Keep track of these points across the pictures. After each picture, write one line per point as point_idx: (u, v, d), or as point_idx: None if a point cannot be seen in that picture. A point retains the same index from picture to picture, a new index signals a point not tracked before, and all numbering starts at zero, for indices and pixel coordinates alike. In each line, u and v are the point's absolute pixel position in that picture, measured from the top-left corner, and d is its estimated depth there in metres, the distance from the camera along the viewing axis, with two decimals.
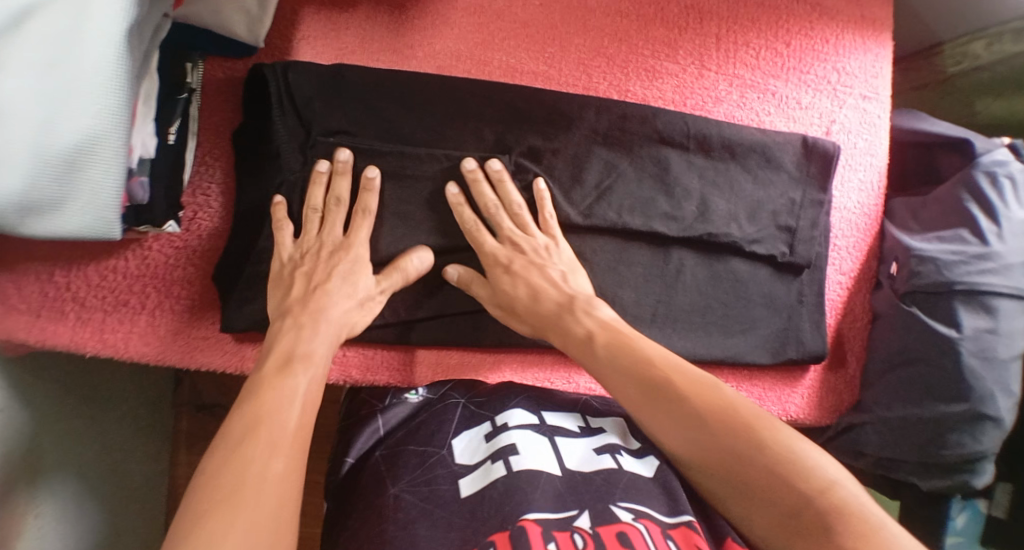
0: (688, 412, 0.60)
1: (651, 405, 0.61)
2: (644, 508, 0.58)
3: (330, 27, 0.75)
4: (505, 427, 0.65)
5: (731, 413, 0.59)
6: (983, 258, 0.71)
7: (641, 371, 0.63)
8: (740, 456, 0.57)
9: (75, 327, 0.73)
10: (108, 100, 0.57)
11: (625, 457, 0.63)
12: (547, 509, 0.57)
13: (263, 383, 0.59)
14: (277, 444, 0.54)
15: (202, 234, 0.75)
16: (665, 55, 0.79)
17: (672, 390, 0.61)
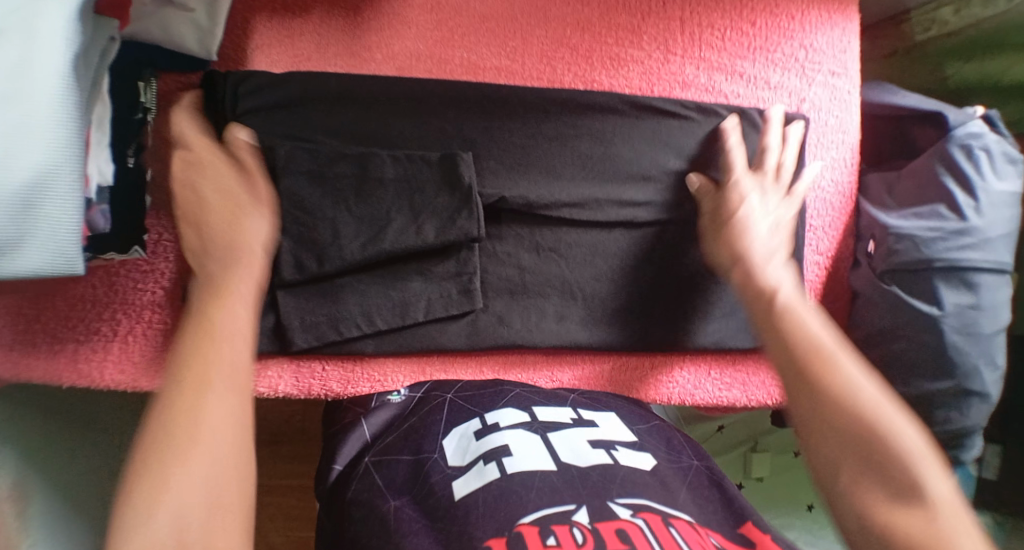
0: (830, 380, 0.54)
1: (800, 365, 0.56)
2: (643, 501, 0.56)
3: (283, 34, 0.73)
4: (496, 428, 0.64)
5: (876, 398, 0.53)
6: (962, 233, 0.70)
7: (801, 335, 0.58)
8: (865, 436, 0.51)
9: (48, 359, 0.72)
10: (60, 133, 0.55)
11: (619, 452, 0.62)
12: (542, 507, 0.54)
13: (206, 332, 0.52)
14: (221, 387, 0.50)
15: (171, 257, 0.73)
16: (629, 42, 0.78)
17: (813, 353, 0.56)
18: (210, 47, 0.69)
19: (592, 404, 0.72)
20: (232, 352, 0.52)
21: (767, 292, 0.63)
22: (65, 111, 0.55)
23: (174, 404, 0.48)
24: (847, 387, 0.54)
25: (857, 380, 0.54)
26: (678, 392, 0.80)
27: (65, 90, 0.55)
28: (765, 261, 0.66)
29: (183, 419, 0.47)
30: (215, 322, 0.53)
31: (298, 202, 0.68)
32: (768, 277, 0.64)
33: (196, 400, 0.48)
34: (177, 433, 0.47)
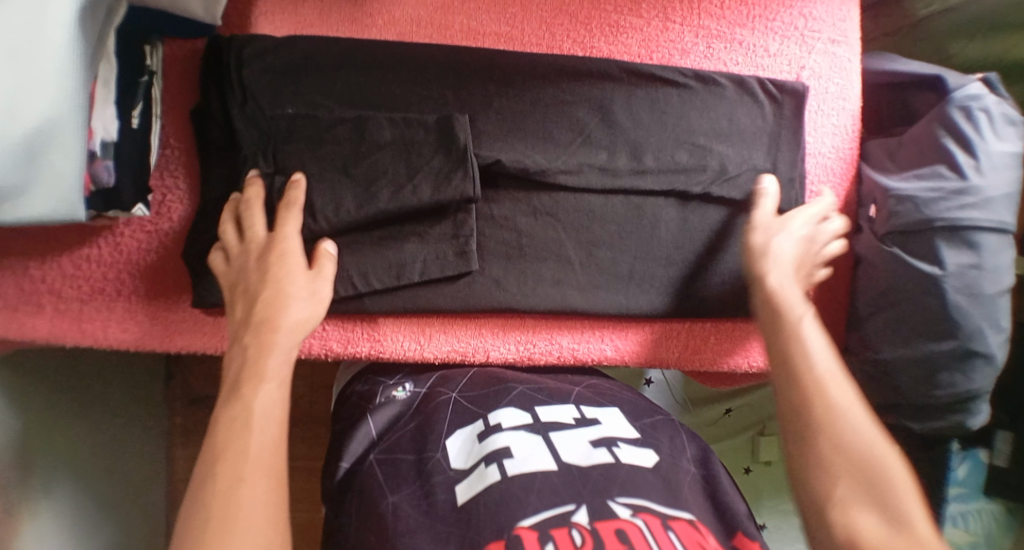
0: (836, 417, 0.58)
1: (802, 395, 0.60)
2: (641, 501, 0.56)
3: (287, 0, 0.74)
4: (499, 428, 0.64)
5: (890, 474, 0.55)
6: (962, 193, 0.70)
7: (804, 368, 0.61)
8: (873, 511, 0.53)
9: (53, 319, 0.73)
10: (66, 85, 0.56)
11: (621, 449, 0.62)
12: (542, 510, 0.54)
13: (235, 400, 0.53)
14: (256, 473, 0.50)
15: (176, 218, 0.74)
16: (628, 9, 0.78)
17: (813, 386, 0.60)
18: (217, 13, 0.70)
19: (597, 399, 0.72)
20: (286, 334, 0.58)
21: (803, 305, 0.66)
22: (72, 61, 0.56)
23: (243, 370, 0.55)
24: (861, 459, 0.56)
25: (861, 420, 0.58)
26: (678, 356, 0.81)
27: (72, 42, 0.56)
28: (772, 270, 0.69)
29: (251, 379, 0.55)
30: (286, 286, 0.62)
31: (299, 163, 0.70)
32: (775, 272, 0.69)
33: (251, 379, 0.55)
34: (218, 442, 0.51)
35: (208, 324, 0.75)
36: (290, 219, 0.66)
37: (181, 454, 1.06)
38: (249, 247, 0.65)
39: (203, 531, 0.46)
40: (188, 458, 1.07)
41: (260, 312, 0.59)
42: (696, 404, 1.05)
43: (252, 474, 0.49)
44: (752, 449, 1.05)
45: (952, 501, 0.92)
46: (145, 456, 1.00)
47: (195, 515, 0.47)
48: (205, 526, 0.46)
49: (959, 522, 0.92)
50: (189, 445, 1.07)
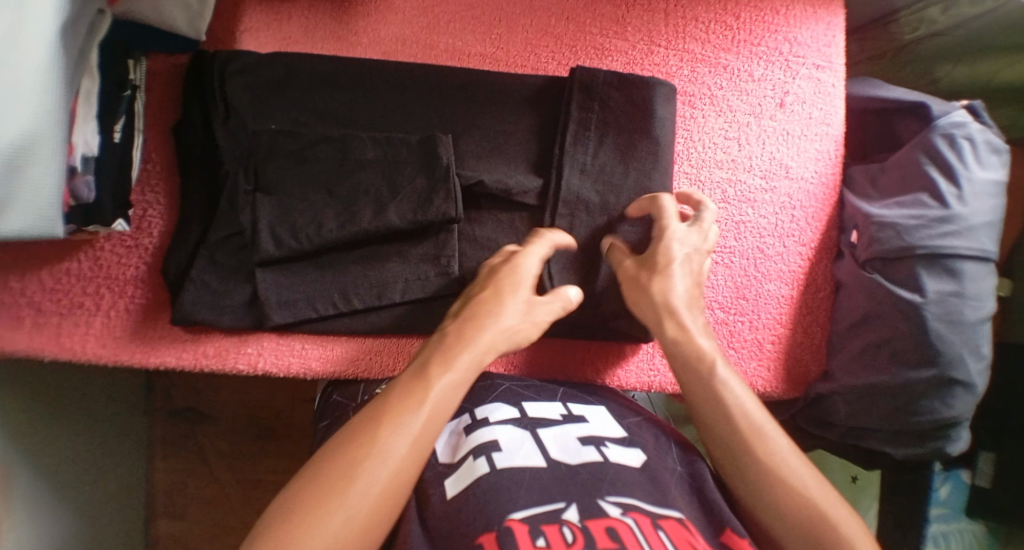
0: (754, 456, 0.59)
1: (723, 440, 0.61)
2: (630, 501, 0.55)
3: (272, 17, 0.75)
4: (486, 422, 0.64)
5: (812, 496, 0.57)
6: (944, 221, 0.70)
7: (720, 412, 0.61)
8: (803, 532, 0.56)
9: (31, 332, 0.72)
10: (46, 98, 0.56)
11: (610, 449, 0.61)
12: (533, 505, 0.54)
13: (387, 408, 0.55)
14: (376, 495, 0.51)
15: (155, 232, 0.74)
16: (613, 32, 0.78)
17: (725, 431, 0.61)
18: (200, 27, 0.71)
19: (583, 398, 0.71)
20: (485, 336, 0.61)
21: (682, 336, 0.65)
22: (51, 75, 0.56)
23: (419, 368, 0.58)
24: (783, 476, 0.58)
25: (784, 459, 0.58)
26: (659, 381, 0.80)
27: (54, 56, 0.56)
28: (670, 314, 0.67)
29: (419, 390, 0.56)
30: (498, 317, 0.63)
31: (279, 180, 0.70)
32: (688, 324, 0.66)
33: (416, 384, 0.56)
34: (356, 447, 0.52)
35: (186, 340, 0.74)
36: (529, 253, 0.67)
37: (161, 467, 1.05)
38: (495, 266, 0.68)
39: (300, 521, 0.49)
40: (168, 470, 1.05)
41: (466, 326, 0.61)
42: (680, 423, 1.05)
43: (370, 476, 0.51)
44: None
45: (933, 520, 0.90)
46: (124, 468, 1.00)
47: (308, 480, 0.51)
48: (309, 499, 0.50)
49: (941, 542, 0.90)
50: (170, 458, 1.05)
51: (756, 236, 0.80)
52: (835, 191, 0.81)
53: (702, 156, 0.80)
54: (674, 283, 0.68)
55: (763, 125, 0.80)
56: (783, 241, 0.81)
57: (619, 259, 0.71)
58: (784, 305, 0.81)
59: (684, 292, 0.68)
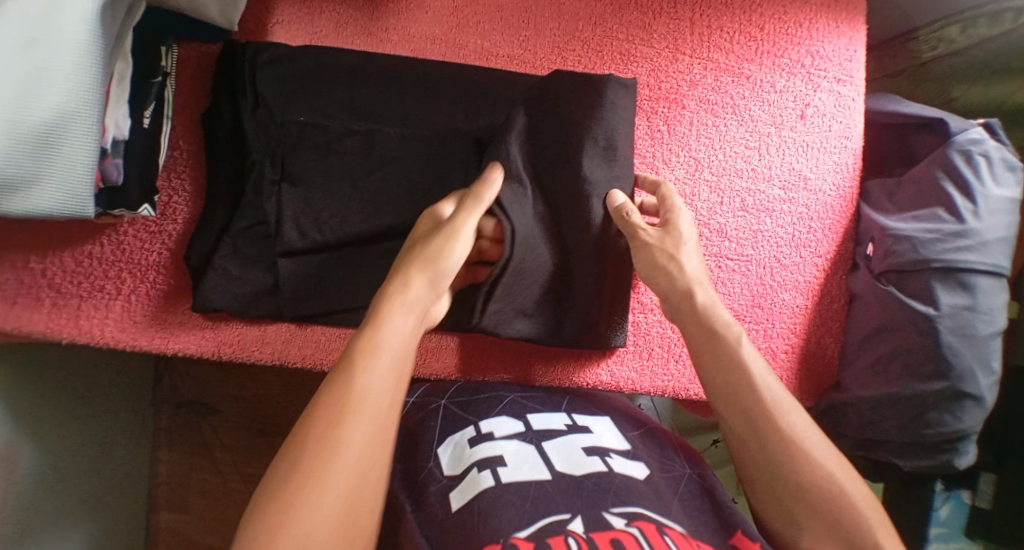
0: (775, 429, 0.60)
1: (741, 418, 0.61)
2: (637, 511, 0.56)
3: (304, 12, 0.76)
4: (490, 437, 0.64)
5: (832, 472, 0.58)
6: (959, 235, 0.71)
7: (741, 384, 0.62)
8: (823, 509, 0.57)
9: (51, 314, 0.73)
10: (83, 77, 0.57)
11: (614, 459, 0.62)
12: (536, 519, 0.55)
13: (348, 361, 0.53)
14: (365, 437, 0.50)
15: (179, 219, 0.74)
16: (639, 39, 0.80)
17: (745, 405, 0.61)
18: (233, 17, 0.72)
19: (588, 408, 0.71)
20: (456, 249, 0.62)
21: (709, 307, 0.66)
22: (90, 55, 0.57)
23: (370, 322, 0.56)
24: (803, 450, 0.59)
25: (804, 435, 0.60)
26: (673, 385, 0.80)
27: (93, 37, 0.57)
28: (698, 285, 0.68)
29: (375, 349, 0.54)
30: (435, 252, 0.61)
31: (306, 172, 0.71)
32: (701, 287, 0.68)
33: (365, 338, 0.55)
34: (331, 397, 0.51)
35: (206, 327, 0.75)
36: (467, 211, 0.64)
37: (165, 457, 1.05)
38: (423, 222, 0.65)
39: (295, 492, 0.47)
40: (171, 459, 1.05)
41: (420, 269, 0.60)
42: (685, 432, 1.05)
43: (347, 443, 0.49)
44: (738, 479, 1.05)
45: (932, 540, 0.90)
46: (128, 457, 0.99)
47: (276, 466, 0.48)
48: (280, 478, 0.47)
49: None
50: (173, 448, 1.05)
51: (773, 246, 0.81)
52: (852, 204, 0.82)
53: (723, 164, 0.81)
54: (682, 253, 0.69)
55: (784, 135, 0.81)
56: (800, 251, 0.81)
57: (632, 225, 0.71)
58: (798, 315, 0.81)
59: (700, 270, 0.69)
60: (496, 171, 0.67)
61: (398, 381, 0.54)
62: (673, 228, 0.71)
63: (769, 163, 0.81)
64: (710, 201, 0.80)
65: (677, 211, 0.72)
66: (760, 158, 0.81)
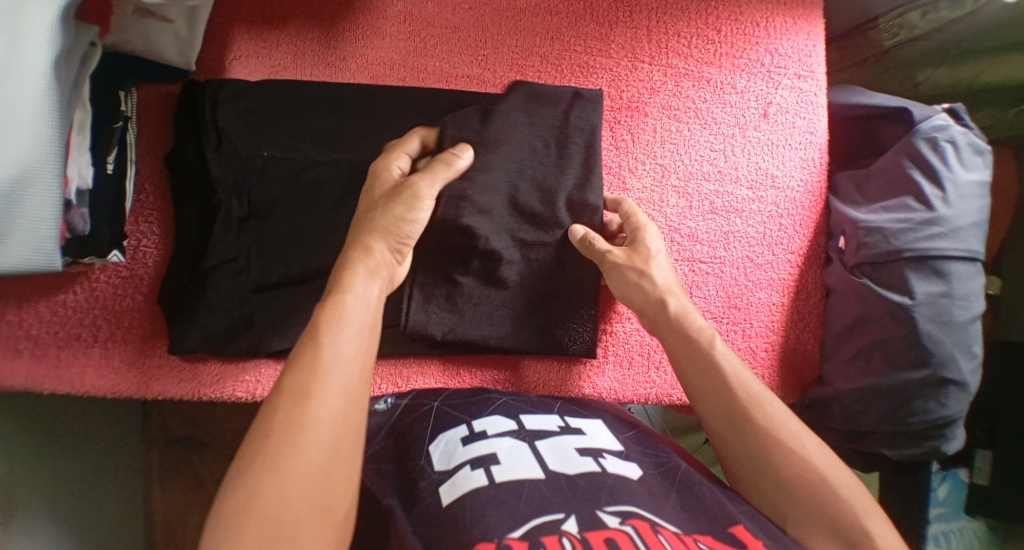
0: (753, 422, 0.62)
1: (720, 414, 0.64)
2: (631, 510, 0.55)
3: (261, 46, 0.76)
4: (482, 435, 0.63)
5: (813, 459, 0.60)
6: (930, 223, 0.71)
7: (716, 379, 0.64)
8: (805, 497, 0.59)
9: (29, 365, 0.72)
10: (40, 132, 0.56)
11: (608, 459, 0.61)
12: (530, 518, 0.53)
13: (314, 328, 0.55)
14: (339, 401, 0.52)
15: (151, 262, 0.74)
16: (597, 50, 0.80)
17: (723, 399, 0.64)
18: (190, 57, 0.72)
19: (579, 411, 0.71)
20: (381, 251, 0.62)
21: (682, 314, 0.68)
22: (47, 109, 0.56)
23: (309, 345, 0.54)
24: (780, 440, 0.61)
25: (783, 425, 0.62)
26: (656, 392, 0.81)
27: (48, 90, 0.56)
28: (670, 294, 0.69)
29: (323, 378, 0.52)
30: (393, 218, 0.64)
31: (273, 206, 0.71)
32: (673, 295, 0.69)
33: (305, 363, 0.53)
34: (301, 364, 0.52)
35: (183, 369, 0.74)
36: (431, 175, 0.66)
37: (159, 496, 1.05)
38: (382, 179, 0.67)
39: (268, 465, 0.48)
40: (166, 497, 1.05)
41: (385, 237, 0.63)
42: (676, 433, 1.05)
43: (297, 480, 0.48)
44: None
45: (932, 521, 0.90)
46: (122, 499, 0.99)
47: (228, 494, 0.47)
48: (233, 511, 0.46)
49: (942, 541, 0.91)
50: (166, 486, 1.05)
51: (745, 246, 0.81)
52: (820, 199, 0.83)
53: (690, 168, 0.81)
54: (654, 265, 0.70)
55: (748, 135, 0.82)
56: (772, 249, 0.81)
57: (598, 245, 0.71)
58: (775, 311, 0.81)
59: (671, 278, 0.70)
60: (464, 150, 0.69)
61: (351, 413, 0.52)
62: (641, 243, 0.72)
63: (736, 164, 0.81)
64: (680, 206, 0.80)
65: (644, 226, 0.73)
66: (726, 160, 0.81)
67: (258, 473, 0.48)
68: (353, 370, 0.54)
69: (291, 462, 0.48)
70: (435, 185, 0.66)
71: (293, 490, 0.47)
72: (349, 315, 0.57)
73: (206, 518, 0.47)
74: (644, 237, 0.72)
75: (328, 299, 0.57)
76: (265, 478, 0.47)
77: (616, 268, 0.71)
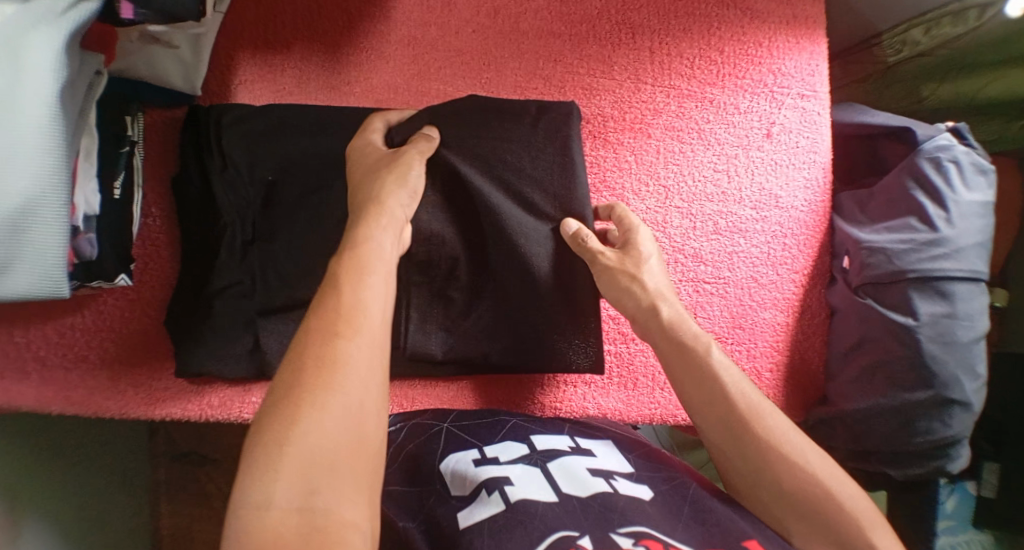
0: (754, 433, 0.61)
1: (719, 427, 0.63)
2: (644, 528, 0.54)
3: (266, 71, 0.77)
4: (494, 460, 0.63)
5: (817, 473, 0.59)
6: (934, 244, 0.71)
7: (715, 389, 0.63)
8: (809, 511, 0.58)
9: (38, 386, 0.73)
10: (47, 161, 0.56)
11: (619, 481, 0.61)
12: (544, 538, 0.53)
13: (337, 276, 0.55)
14: (368, 342, 0.51)
15: (157, 285, 0.75)
16: (600, 71, 0.80)
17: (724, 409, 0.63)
18: (195, 83, 0.73)
19: (589, 432, 0.71)
20: (394, 203, 0.64)
21: (676, 319, 0.67)
22: (53, 138, 0.56)
23: (332, 292, 0.53)
24: (782, 453, 0.60)
25: (785, 437, 0.61)
26: (660, 412, 0.81)
27: (53, 120, 0.56)
28: (661, 299, 0.69)
29: (351, 319, 0.51)
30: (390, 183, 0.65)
31: (279, 231, 0.71)
32: (665, 302, 0.69)
33: (331, 305, 0.52)
34: (324, 313, 0.52)
35: (190, 391, 0.75)
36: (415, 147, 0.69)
37: (166, 510, 1.05)
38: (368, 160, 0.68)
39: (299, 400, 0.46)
40: (173, 511, 1.06)
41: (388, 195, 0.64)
42: (681, 447, 1.05)
43: (333, 410, 0.47)
44: None
45: (940, 535, 0.88)
46: (130, 515, 0.99)
47: (260, 430, 0.45)
48: (271, 440, 0.45)
49: None
50: (174, 500, 1.06)
51: (749, 266, 0.81)
52: (825, 220, 0.83)
53: (693, 189, 0.81)
54: (643, 267, 0.71)
55: (751, 155, 0.82)
56: (776, 269, 0.82)
57: (593, 252, 0.71)
58: (779, 331, 0.81)
59: (664, 284, 0.71)
60: (431, 128, 0.72)
61: (378, 352, 0.52)
62: (631, 247, 0.73)
63: (739, 184, 0.82)
64: (683, 227, 0.81)
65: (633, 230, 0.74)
66: (729, 179, 0.81)
67: (294, 407, 0.46)
68: (376, 311, 0.53)
69: (325, 399, 0.47)
70: (423, 155, 0.69)
71: (328, 423, 0.46)
72: (375, 265, 0.56)
73: (239, 458, 0.45)
74: (632, 240, 0.73)
75: (346, 253, 0.57)
76: (299, 414, 0.46)
77: (607, 272, 0.71)
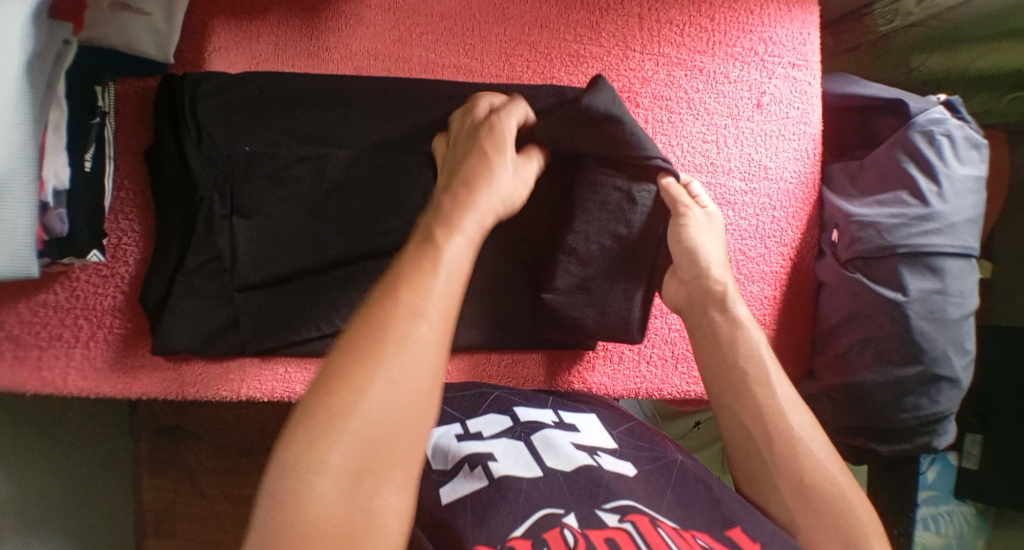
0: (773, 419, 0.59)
1: (735, 406, 0.61)
2: (630, 505, 0.53)
3: (241, 36, 0.74)
4: (477, 435, 0.62)
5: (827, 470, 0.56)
6: (926, 219, 0.70)
7: (746, 365, 0.62)
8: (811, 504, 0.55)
9: (10, 366, 0.71)
10: (12, 136, 0.54)
11: (603, 457, 0.60)
12: (530, 514, 0.51)
13: (408, 267, 0.49)
14: (434, 322, 0.47)
15: (131, 260, 0.73)
16: (588, 38, 0.78)
17: (747, 391, 0.61)
18: (169, 50, 0.70)
19: (573, 405, 0.70)
20: (490, 205, 0.58)
21: (726, 303, 0.66)
22: (19, 113, 0.54)
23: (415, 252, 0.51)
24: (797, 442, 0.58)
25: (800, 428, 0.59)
26: (645, 387, 0.81)
27: (20, 95, 0.54)
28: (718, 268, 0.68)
29: (422, 300, 0.47)
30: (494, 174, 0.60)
31: (256, 202, 0.69)
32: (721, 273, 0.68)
33: (420, 288, 0.48)
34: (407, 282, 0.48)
35: (168, 370, 0.74)
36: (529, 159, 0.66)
37: (149, 485, 1.04)
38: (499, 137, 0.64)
39: (350, 376, 0.43)
40: (155, 487, 1.05)
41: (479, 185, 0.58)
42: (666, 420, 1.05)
43: (386, 393, 0.43)
44: (722, 462, 1.05)
45: (922, 503, 0.89)
46: (114, 493, 0.98)
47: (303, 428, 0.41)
48: (328, 410, 0.42)
49: (931, 524, 0.90)
50: (156, 476, 1.04)
51: (737, 239, 0.80)
52: (813, 192, 0.82)
53: (682, 160, 0.79)
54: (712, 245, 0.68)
55: (741, 126, 0.80)
56: (765, 242, 0.81)
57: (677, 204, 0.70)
58: (766, 306, 0.81)
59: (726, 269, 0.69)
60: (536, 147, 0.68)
61: (446, 334, 0.48)
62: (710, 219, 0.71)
63: (729, 157, 0.80)
64: None
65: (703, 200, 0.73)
66: (719, 151, 0.80)
67: (345, 381, 0.43)
68: (450, 313, 0.48)
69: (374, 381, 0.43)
70: (528, 170, 0.65)
71: (375, 409, 0.42)
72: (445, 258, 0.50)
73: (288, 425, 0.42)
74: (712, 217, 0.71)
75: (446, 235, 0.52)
76: (343, 394, 0.42)
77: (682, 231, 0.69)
